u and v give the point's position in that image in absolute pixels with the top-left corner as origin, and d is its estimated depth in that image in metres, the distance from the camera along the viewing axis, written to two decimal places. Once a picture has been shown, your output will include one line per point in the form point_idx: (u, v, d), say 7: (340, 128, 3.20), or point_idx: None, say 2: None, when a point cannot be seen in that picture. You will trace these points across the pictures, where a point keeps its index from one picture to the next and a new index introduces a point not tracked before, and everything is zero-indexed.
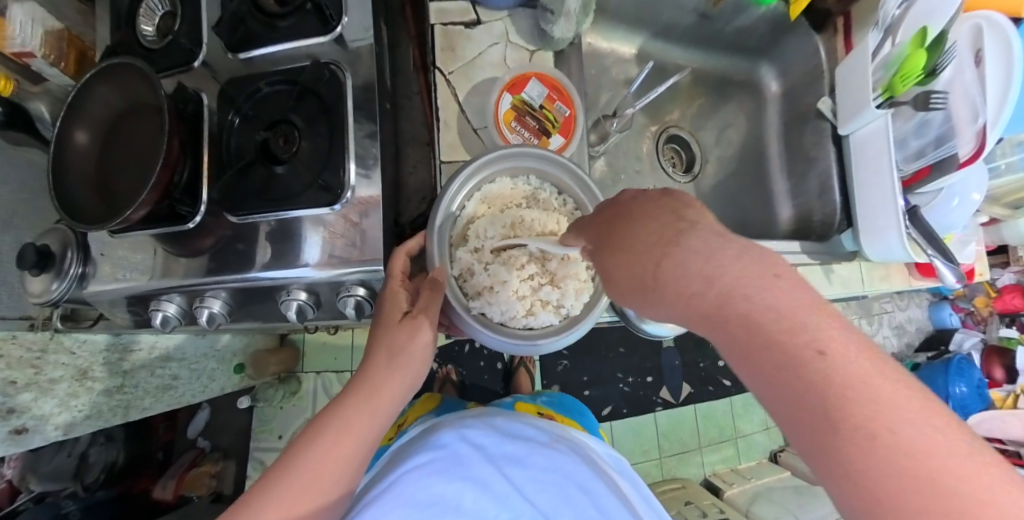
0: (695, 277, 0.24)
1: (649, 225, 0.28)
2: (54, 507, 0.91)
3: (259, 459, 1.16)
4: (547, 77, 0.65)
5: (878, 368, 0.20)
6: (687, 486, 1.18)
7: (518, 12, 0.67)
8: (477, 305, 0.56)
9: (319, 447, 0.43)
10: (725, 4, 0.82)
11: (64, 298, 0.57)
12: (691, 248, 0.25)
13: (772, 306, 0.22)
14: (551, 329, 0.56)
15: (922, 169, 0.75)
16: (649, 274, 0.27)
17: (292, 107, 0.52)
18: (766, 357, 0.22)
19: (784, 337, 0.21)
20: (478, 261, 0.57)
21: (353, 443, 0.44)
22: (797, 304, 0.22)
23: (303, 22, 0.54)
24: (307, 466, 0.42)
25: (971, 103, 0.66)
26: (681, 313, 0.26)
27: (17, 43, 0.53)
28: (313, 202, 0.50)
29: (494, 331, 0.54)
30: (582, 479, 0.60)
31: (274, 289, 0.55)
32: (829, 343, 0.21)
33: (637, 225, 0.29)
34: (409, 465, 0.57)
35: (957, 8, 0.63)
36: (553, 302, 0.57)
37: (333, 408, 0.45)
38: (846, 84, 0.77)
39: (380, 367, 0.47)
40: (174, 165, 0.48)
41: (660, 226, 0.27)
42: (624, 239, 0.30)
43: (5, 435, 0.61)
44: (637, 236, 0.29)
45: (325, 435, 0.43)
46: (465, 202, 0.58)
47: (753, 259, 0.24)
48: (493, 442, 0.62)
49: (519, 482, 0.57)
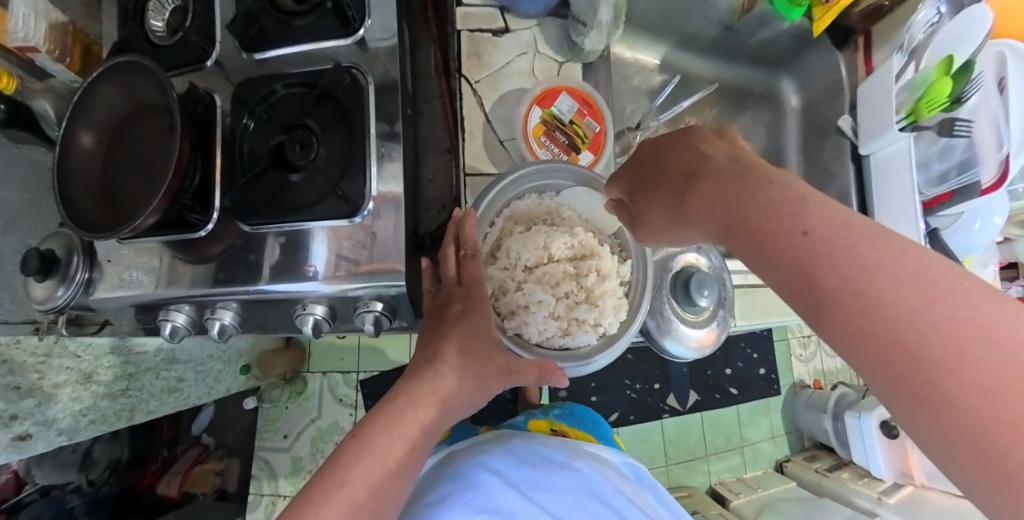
0: (714, 193, 0.30)
1: (670, 169, 0.35)
2: (60, 501, 0.93)
3: (264, 458, 1.11)
4: (577, 91, 0.62)
5: (883, 235, 0.23)
6: (694, 494, 1.17)
7: (546, 20, 0.65)
8: (510, 326, 0.55)
9: (364, 464, 0.38)
10: (751, 17, 0.79)
11: (68, 306, 0.55)
12: (701, 168, 0.32)
13: (765, 199, 0.27)
14: (591, 350, 0.54)
15: (943, 194, 0.72)
16: (681, 191, 0.33)
17: (309, 112, 0.50)
18: (764, 243, 0.26)
19: (782, 223, 0.26)
20: (510, 281, 0.56)
21: (402, 452, 0.40)
22: (811, 193, 0.26)
23: (322, 21, 0.51)
24: (353, 483, 0.37)
25: (995, 129, 0.64)
26: (706, 225, 0.31)
27: (18, 37, 0.50)
28: (330, 212, 0.48)
29: (530, 353, 0.55)
30: (607, 494, 0.58)
31: (286, 302, 0.53)
32: (828, 217, 0.25)
33: (659, 171, 0.37)
34: (436, 503, 0.56)
35: (985, 35, 0.61)
36: (590, 321, 0.55)
37: (377, 422, 0.41)
38: (869, 103, 0.74)
39: (452, 350, 0.46)
40: (184, 171, 0.46)
41: (678, 155, 0.35)
42: (653, 175, 0.38)
43: (7, 441, 0.60)
44: (664, 172, 0.36)
45: (371, 446, 0.40)
46: (494, 218, 0.57)
47: (756, 174, 0.29)
48: (511, 467, 0.60)
49: (544, 504, 0.57)
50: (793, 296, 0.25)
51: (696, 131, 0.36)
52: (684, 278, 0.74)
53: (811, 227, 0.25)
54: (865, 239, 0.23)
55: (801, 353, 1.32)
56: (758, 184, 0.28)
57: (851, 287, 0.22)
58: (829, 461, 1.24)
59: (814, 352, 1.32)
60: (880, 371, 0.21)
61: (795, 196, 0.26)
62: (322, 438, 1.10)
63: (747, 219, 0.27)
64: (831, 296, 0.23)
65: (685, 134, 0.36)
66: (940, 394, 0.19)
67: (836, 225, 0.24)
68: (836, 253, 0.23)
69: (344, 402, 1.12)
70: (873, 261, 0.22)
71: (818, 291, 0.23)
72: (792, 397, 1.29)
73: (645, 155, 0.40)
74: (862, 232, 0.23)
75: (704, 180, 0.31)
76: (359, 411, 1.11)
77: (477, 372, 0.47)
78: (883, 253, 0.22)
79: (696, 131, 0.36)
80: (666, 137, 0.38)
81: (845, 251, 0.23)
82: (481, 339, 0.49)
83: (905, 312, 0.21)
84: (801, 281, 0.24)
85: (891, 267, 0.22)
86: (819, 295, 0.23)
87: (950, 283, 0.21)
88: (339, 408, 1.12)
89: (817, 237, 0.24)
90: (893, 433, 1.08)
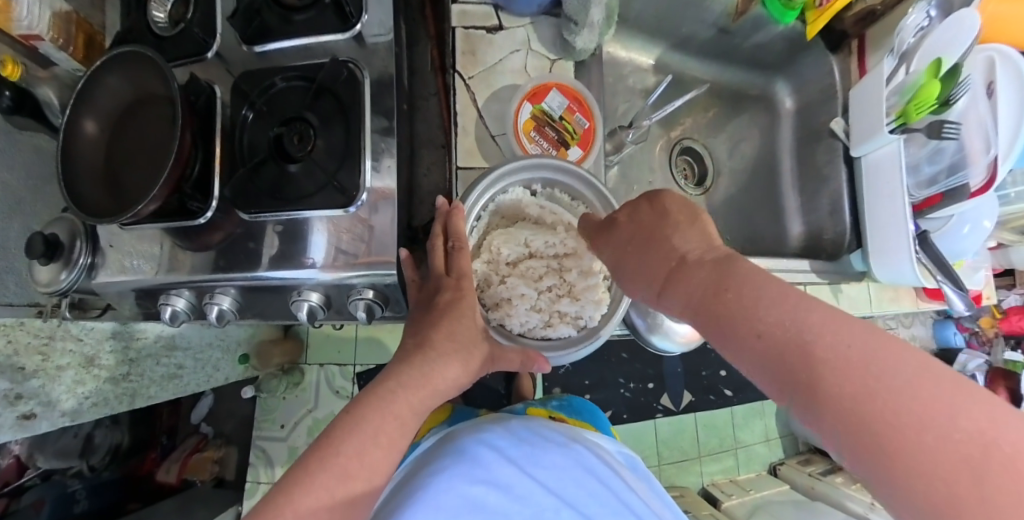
0: (692, 283, 0.32)
1: (650, 262, 0.37)
2: (61, 486, 0.95)
3: (261, 448, 1.12)
4: (568, 88, 0.63)
5: (832, 318, 0.24)
6: (686, 494, 1.18)
7: (541, 19, 0.66)
8: (494, 317, 0.56)
9: (359, 436, 0.40)
10: (745, 19, 0.80)
11: (71, 289, 0.56)
12: (681, 256, 0.34)
13: (730, 287, 0.29)
14: (570, 342, 0.56)
15: (932, 196, 0.74)
16: (664, 273, 0.36)
17: (308, 106, 0.51)
18: (728, 327, 0.28)
19: (744, 325, 0.27)
20: (494, 275, 0.57)
21: (395, 430, 0.42)
22: (772, 278, 0.28)
23: (322, 16, 0.52)
24: (347, 454, 0.39)
25: (983, 133, 0.66)
26: (681, 306, 0.33)
27: (23, 25, 0.52)
28: (327, 203, 0.49)
29: (513, 342, 0.55)
30: (601, 475, 0.59)
31: (284, 289, 0.55)
32: (780, 318, 0.25)
33: (640, 258, 0.39)
34: (434, 471, 0.56)
35: (973, 40, 0.64)
36: (572, 315, 0.57)
37: (372, 399, 0.42)
38: (861, 108, 0.76)
39: (443, 337, 0.48)
40: (185, 160, 0.47)
41: (665, 237, 0.37)
42: (639, 250, 0.39)
43: (13, 420, 0.63)
44: (643, 268, 0.38)
45: (364, 421, 0.41)
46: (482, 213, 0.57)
47: (716, 276, 0.30)
48: (511, 444, 0.60)
49: (542, 480, 0.56)
50: (759, 374, 0.27)
51: (680, 223, 0.37)
52: None
53: (765, 330, 0.26)
54: (816, 326, 0.24)
55: None
56: (721, 283, 0.29)
57: (806, 367, 0.24)
58: (823, 465, 1.25)
59: None
60: (851, 448, 0.22)
61: (751, 290, 0.28)
62: (318, 429, 1.12)
63: (716, 308, 0.29)
64: (792, 375, 0.24)
65: (667, 225, 0.38)
66: (892, 465, 0.21)
67: (783, 323, 0.25)
68: (791, 350, 0.24)
69: (341, 393, 1.13)
70: (825, 342, 0.24)
71: (779, 369, 0.25)
72: None
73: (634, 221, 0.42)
74: (810, 321, 0.25)
75: (684, 270, 0.33)
76: None
77: (463, 359, 0.48)
78: (837, 333, 0.24)
79: (673, 222, 0.37)
80: (645, 217, 0.40)
81: (797, 335, 0.25)
82: (471, 330, 0.50)
83: (858, 388, 0.22)
84: (759, 362, 0.26)
85: (839, 355, 0.23)
86: (781, 372, 0.25)
87: (895, 360, 0.22)
88: (335, 399, 1.13)
89: (771, 333, 0.25)
90: None
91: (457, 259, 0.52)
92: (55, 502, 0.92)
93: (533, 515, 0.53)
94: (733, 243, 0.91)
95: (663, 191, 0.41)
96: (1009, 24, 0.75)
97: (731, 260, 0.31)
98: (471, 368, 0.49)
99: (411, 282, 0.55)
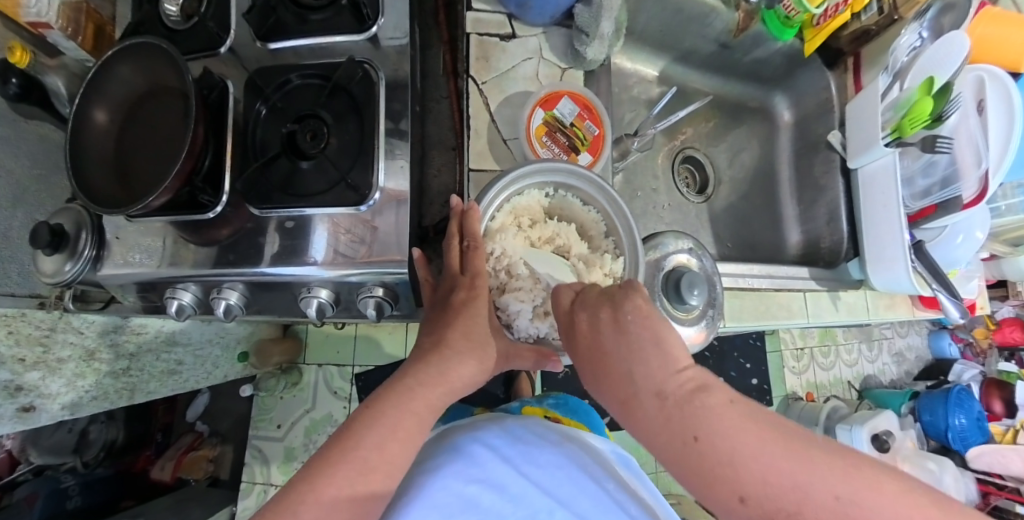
0: (660, 421, 0.32)
1: (608, 378, 0.37)
2: (54, 481, 0.95)
3: (256, 447, 1.11)
4: (578, 96, 0.65)
5: (810, 467, 0.26)
6: (682, 502, 1.19)
7: (553, 28, 0.68)
8: (504, 316, 0.57)
9: (377, 431, 0.41)
10: (746, 36, 0.82)
11: (77, 280, 0.57)
12: (642, 380, 0.34)
13: (701, 436, 0.29)
14: None
15: (928, 207, 0.76)
16: (627, 396, 0.35)
17: (322, 103, 0.52)
18: (710, 482, 0.29)
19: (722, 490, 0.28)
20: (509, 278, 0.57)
21: (413, 425, 0.42)
22: (744, 423, 0.29)
23: (337, 17, 0.54)
24: (367, 446, 0.40)
25: (974, 148, 0.69)
26: (652, 439, 0.33)
27: (32, 12, 0.52)
28: (339, 201, 0.50)
29: (523, 337, 0.57)
30: (596, 473, 0.60)
31: (292, 285, 0.55)
32: (759, 479, 0.27)
33: (600, 372, 0.38)
34: (432, 465, 0.56)
35: (962, 60, 0.67)
36: None
37: (391, 397, 0.43)
38: (857, 119, 0.79)
39: (458, 333, 0.48)
40: (198, 153, 0.48)
41: (622, 350, 0.36)
42: (596, 357, 0.38)
43: (12, 411, 0.63)
44: (605, 384, 0.38)
45: (382, 416, 0.42)
46: (495, 212, 0.56)
47: (679, 422, 0.31)
48: (506, 443, 0.60)
49: (535, 479, 0.57)
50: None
51: (643, 342, 0.36)
52: (673, 278, 0.62)
53: (746, 495, 0.27)
54: (802, 484, 0.26)
55: (795, 365, 1.26)
56: (691, 428, 0.30)
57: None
58: None
59: (808, 364, 1.26)
60: None
61: (727, 443, 0.28)
62: (316, 429, 1.11)
63: (696, 463, 0.29)
64: None
65: (624, 343, 0.36)
66: None
67: (768, 485, 0.27)
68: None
69: (339, 394, 1.12)
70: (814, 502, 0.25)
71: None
72: (784, 409, 1.22)
73: (592, 308, 0.40)
74: (793, 477, 0.26)
75: (650, 402, 0.33)
76: (353, 404, 1.12)
77: (479, 356, 0.49)
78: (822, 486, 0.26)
79: (634, 338, 0.36)
80: (603, 319, 0.39)
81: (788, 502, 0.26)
82: (485, 328, 0.50)
83: None
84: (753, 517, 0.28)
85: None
86: None
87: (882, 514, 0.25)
88: (333, 399, 1.13)
89: (760, 497, 0.27)
90: (884, 448, 1.06)
91: (468, 256, 0.51)
92: (47, 498, 0.93)
93: (527, 515, 0.53)
94: (733, 250, 0.92)
95: (626, 296, 0.39)
96: (999, 45, 0.78)
97: (697, 396, 0.31)
98: (484, 367, 0.50)
99: (425, 281, 0.55)
